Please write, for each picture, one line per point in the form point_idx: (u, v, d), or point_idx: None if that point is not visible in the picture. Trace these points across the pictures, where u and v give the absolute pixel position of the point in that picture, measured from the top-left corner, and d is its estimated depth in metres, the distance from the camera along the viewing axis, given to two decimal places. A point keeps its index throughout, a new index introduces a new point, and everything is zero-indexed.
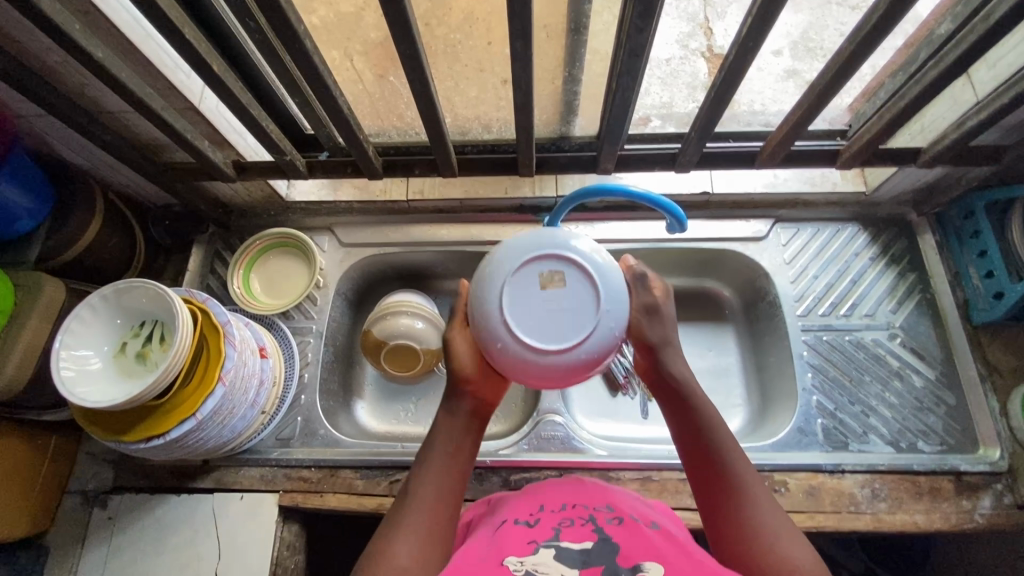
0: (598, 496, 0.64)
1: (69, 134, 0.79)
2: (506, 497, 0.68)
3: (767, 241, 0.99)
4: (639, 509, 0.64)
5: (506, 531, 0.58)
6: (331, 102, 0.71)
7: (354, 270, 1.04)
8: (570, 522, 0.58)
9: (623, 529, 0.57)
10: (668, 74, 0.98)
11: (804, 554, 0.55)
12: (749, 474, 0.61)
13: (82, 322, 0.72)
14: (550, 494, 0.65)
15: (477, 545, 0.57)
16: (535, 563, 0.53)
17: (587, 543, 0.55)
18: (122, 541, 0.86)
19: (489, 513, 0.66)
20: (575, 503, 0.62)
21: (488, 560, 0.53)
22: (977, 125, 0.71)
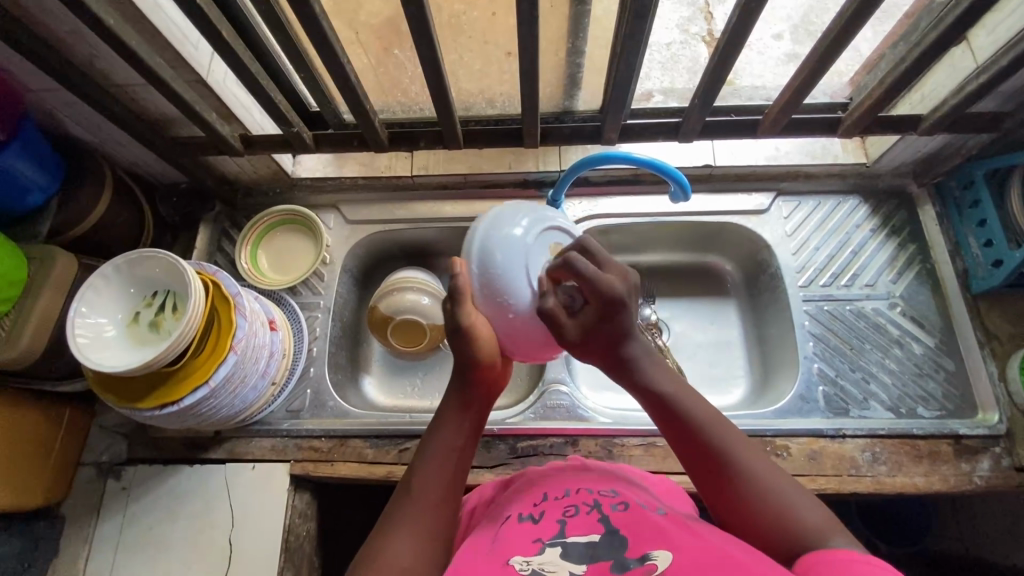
0: (602, 483, 0.64)
1: (78, 108, 0.80)
2: (512, 488, 0.69)
3: (769, 214, 1.00)
4: (645, 494, 0.64)
5: (512, 526, 0.59)
6: (338, 70, 0.72)
7: (360, 246, 1.05)
8: (575, 513, 0.59)
9: (629, 515, 0.58)
10: (669, 58, 0.99)
11: (806, 507, 0.56)
12: (737, 442, 0.60)
13: (97, 291, 0.73)
14: (553, 483, 0.65)
15: (485, 544, 0.57)
16: (543, 561, 0.54)
17: (593, 535, 0.55)
18: (137, 510, 0.88)
19: (498, 502, 0.67)
20: (578, 490, 0.63)
21: (495, 558, 0.55)
22: (977, 88, 0.72)
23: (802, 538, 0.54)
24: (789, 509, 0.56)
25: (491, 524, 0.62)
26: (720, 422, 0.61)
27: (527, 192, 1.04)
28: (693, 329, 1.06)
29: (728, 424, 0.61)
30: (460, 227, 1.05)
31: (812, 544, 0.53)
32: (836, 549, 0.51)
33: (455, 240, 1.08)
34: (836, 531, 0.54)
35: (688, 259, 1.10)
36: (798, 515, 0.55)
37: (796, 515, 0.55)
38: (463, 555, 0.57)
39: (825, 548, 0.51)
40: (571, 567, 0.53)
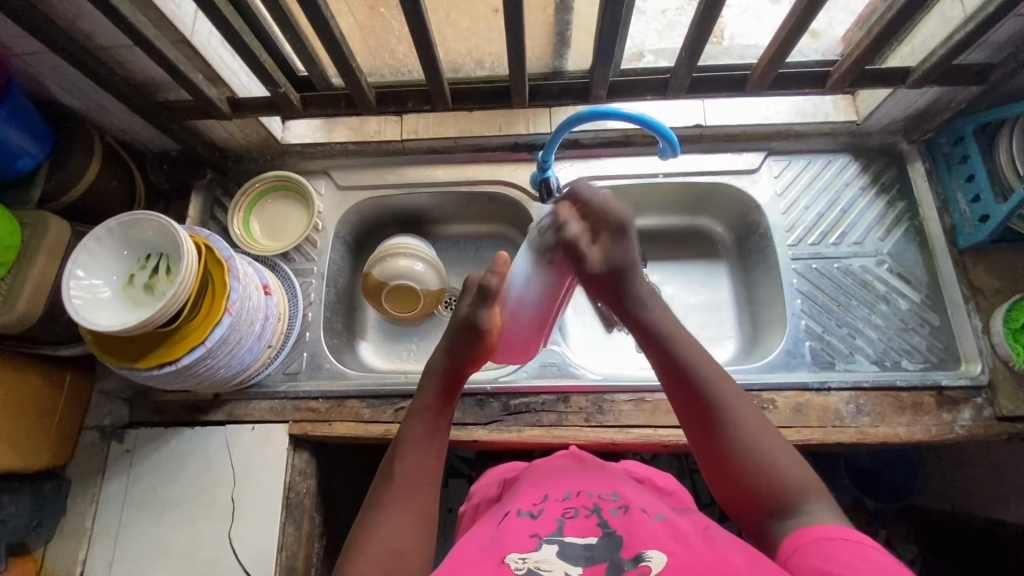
0: (604, 485, 0.67)
1: (63, 72, 0.79)
2: (516, 487, 0.71)
3: (760, 174, 1.00)
4: (646, 498, 0.66)
5: (512, 523, 0.62)
6: (323, 26, 0.71)
7: (352, 212, 1.05)
8: (575, 515, 0.62)
9: (627, 518, 0.60)
10: (666, 25, 0.97)
11: (787, 461, 0.61)
12: (732, 391, 0.66)
13: (89, 254, 0.74)
14: (557, 484, 0.68)
15: (485, 541, 0.61)
16: (539, 559, 0.56)
17: (591, 539, 0.58)
18: (142, 471, 0.91)
19: (502, 501, 0.71)
20: (579, 492, 0.66)
21: (496, 553, 0.58)
22: (964, 38, 0.72)
23: (776, 489, 0.60)
24: (771, 460, 0.62)
25: (492, 521, 0.65)
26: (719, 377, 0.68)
27: (517, 156, 1.04)
28: (684, 291, 1.07)
29: (724, 375, 0.68)
30: (451, 192, 1.05)
31: (785, 499, 0.59)
32: (815, 522, 0.56)
33: (447, 206, 1.09)
34: (812, 493, 0.59)
35: (679, 222, 1.10)
36: (778, 467, 0.61)
37: (776, 466, 0.61)
38: (463, 552, 0.60)
39: (814, 525, 0.56)
40: (568, 567, 0.55)
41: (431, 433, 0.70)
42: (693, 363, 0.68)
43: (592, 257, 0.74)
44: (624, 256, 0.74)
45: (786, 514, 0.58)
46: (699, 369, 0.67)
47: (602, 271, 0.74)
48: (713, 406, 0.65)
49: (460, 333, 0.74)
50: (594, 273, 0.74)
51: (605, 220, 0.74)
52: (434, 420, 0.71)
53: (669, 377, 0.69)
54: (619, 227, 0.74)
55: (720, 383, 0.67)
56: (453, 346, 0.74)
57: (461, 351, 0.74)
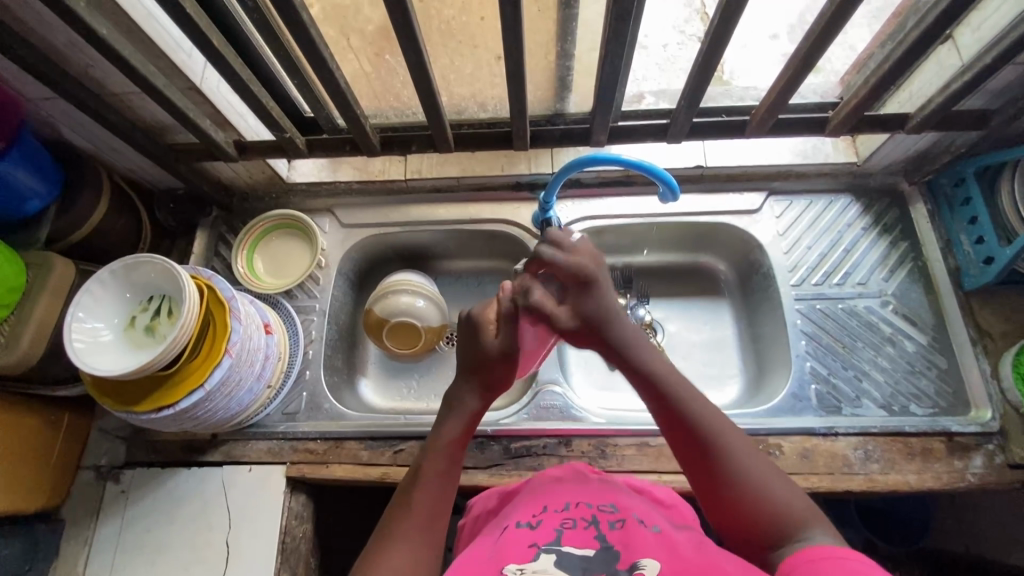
0: (601, 495, 0.65)
1: (75, 117, 0.81)
2: (514, 502, 0.70)
3: (761, 214, 1.01)
4: (645, 509, 0.64)
5: (510, 535, 0.60)
6: (328, 77, 0.72)
7: (355, 249, 1.06)
8: (572, 525, 0.60)
9: (624, 531, 0.58)
10: (666, 61, 1.00)
11: (781, 488, 0.58)
12: (717, 421, 0.63)
13: (92, 296, 0.74)
14: (557, 494, 0.67)
15: (481, 552, 0.58)
16: (536, 568, 0.54)
17: (589, 550, 0.56)
18: (136, 512, 0.89)
19: (501, 514, 0.68)
20: (578, 503, 0.64)
21: (491, 566, 0.56)
22: (961, 87, 0.73)
23: (774, 517, 0.56)
24: (765, 491, 0.58)
25: (491, 532, 0.63)
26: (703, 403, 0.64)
27: (519, 195, 1.05)
28: (687, 329, 1.06)
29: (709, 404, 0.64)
30: (453, 230, 1.06)
31: (787, 524, 0.56)
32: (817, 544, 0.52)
33: (450, 243, 1.09)
34: (812, 519, 0.56)
35: (681, 259, 1.10)
36: (771, 494, 0.58)
37: (768, 494, 0.58)
38: (458, 563, 0.58)
39: (811, 547, 0.52)
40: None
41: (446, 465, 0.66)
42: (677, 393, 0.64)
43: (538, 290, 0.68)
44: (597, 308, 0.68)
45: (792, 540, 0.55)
46: (681, 397, 0.64)
47: (573, 327, 0.68)
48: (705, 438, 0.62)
49: (480, 369, 0.69)
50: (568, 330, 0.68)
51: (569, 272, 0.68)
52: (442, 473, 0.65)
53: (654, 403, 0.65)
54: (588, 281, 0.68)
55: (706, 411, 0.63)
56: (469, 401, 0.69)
57: (487, 381, 0.69)
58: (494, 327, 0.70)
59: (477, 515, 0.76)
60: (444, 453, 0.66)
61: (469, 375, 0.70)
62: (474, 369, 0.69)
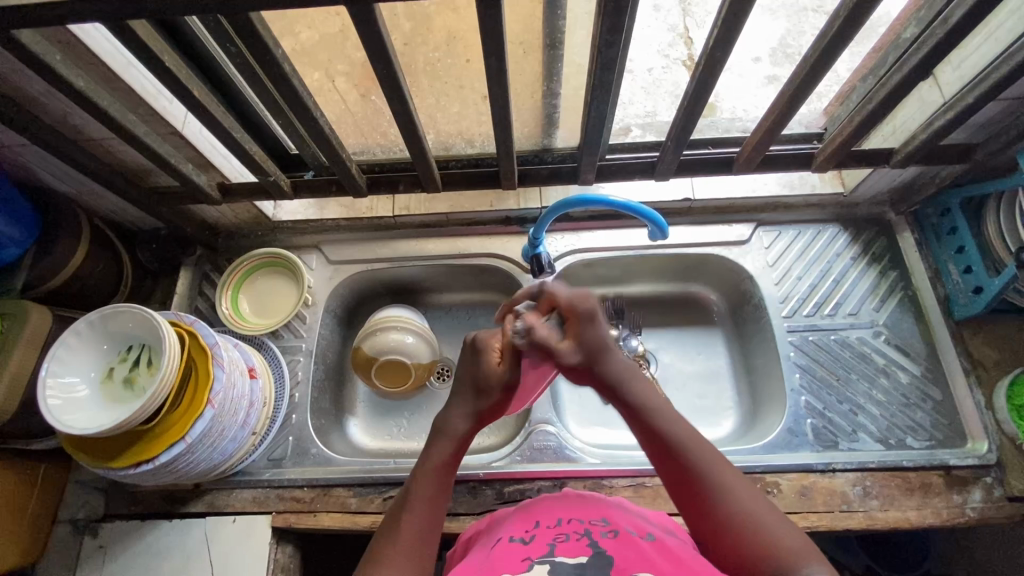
0: (593, 510, 0.62)
1: (54, 163, 0.79)
2: (501, 519, 0.66)
3: (750, 245, 1.00)
4: (633, 518, 0.62)
5: (502, 550, 0.57)
6: (312, 124, 0.71)
7: (343, 287, 1.04)
8: (565, 537, 0.57)
9: (617, 542, 0.56)
10: (650, 84, 1.00)
11: (775, 523, 0.57)
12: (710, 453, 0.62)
13: (68, 349, 0.72)
14: (549, 508, 0.64)
15: (472, 568, 0.55)
16: None
17: (582, 559, 0.53)
18: (114, 570, 0.85)
19: (491, 529, 0.66)
20: (570, 518, 0.61)
21: None
22: (945, 124, 0.74)
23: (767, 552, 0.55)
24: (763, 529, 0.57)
25: (481, 549, 0.60)
26: (697, 439, 0.63)
27: (509, 229, 1.04)
28: (680, 360, 1.05)
29: (703, 440, 0.64)
30: (442, 265, 1.04)
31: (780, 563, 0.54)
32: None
33: (438, 278, 1.08)
34: (811, 554, 0.55)
35: (673, 289, 1.09)
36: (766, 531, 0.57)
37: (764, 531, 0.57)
38: None
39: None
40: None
41: (433, 494, 0.64)
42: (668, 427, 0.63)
43: (566, 350, 0.66)
44: (598, 337, 0.67)
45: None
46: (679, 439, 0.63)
47: (576, 362, 0.66)
48: (694, 471, 0.61)
49: (492, 394, 0.67)
50: (568, 365, 0.66)
51: (573, 307, 0.67)
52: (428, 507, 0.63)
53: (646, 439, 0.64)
54: (587, 312, 0.66)
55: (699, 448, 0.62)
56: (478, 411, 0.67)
57: (486, 406, 0.67)
58: (499, 355, 0.69)
59: (465, 536, 0.71)
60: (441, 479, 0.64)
61: (466, 399, 0.68)
62: (477, 396, 0.67)
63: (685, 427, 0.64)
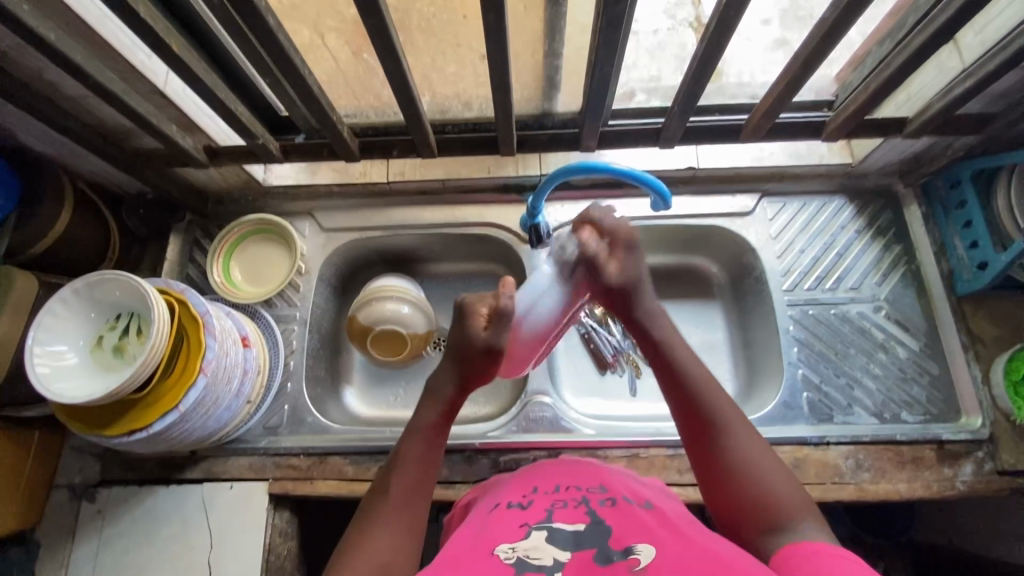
0: (592, 476, 0.62)
1: (31, 122, 0.76)
2: (499, 484, 0.67)
3: (754, 217, 0.98)
4: (631, 486, 0.62)
5: (500, 515, 0.57)
6: (299, 83, 0.68)
7: (337, 255, 1.02)
8: (563, 503, 0.57)
9: (615, 510, 0.56)
10: (656, 45, 0.93)
11: (780, 480, 0.58)
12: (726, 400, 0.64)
13: (55, 317, 0.70)
14: (546, 475, 0.63)
15: (470, 533, 0.56)
16: (528, 547, 0.51)
17: (580, 525, 0.54)
18: (113, 534, 0.86)
19: (488, 494, 0.66)
20: (568, 485, 0.61)
21: (481, 546, 0.52)
22: (963, 93, 0.70)
23: (767, 505, 0.56)
24: (767, 482, 0.58)
25: (480, 513, 0.61)
26: (718, 391, 0.64)
27: (507, 197, 1.01)
28: (678, 333, 1.04)
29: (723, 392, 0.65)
30: (437, 234, 1.02)
31: (775, 517, 0.55)
32: (806, 537, 0.52)
33: (434, 247, 1.06)
34: (807, 514, 0.55)
35: (673, 260, 1.07)
36: (770, 484, 0.58)
37: (768, 483, 0.58)
38: (451, 545, 0.55)
39: (805, 541, 0.52)
40: (557, 552, 0.51)
41: (427, 444, 0.65)
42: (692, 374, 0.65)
43: (607, 270, 0.70)
44: (635, 271, 0.71)
45: (774, 531, 0.55)
46: (698, 384, 0.64)
47: (614, 286, 0.70)
48: (712, 419, 0.62)
49: (478, 357, 0.67)
50: (608, 287, 0.70)
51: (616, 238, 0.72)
52: (420, 460, 0.64)
53: (668, 386, 0.66)
54: (630, 242, 0.71)
55: (717, 399, 0.63)
56: (468, 365, 0.68)
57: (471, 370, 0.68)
58: (486, 320, 0.68)
59: (464, 501, 0.72)
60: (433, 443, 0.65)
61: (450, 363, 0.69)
62: (464, 360, 0.68)
63: (710, 379, 0.65)
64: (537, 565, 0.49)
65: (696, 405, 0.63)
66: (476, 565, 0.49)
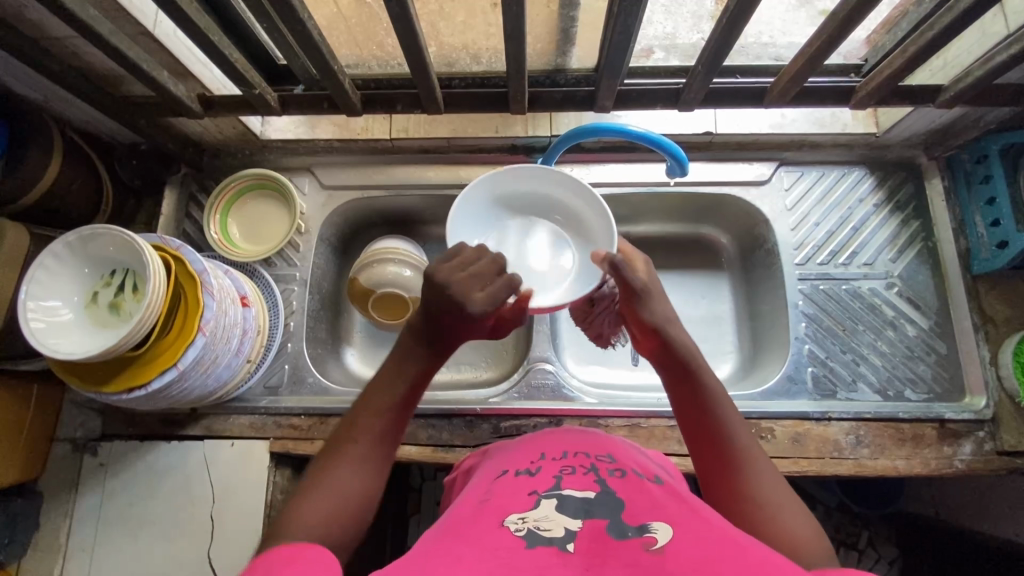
0: (600, 447, 0.62)
1: (13, 63, 0.71)
2: (504, 451, 0.66)
3: (770, 186, 0.95)
4: (641, 461, 0.62)
5: (508, 484, 0.56)
6: (299, 30, 0.63)
7: (338, 214, 0.99)
8: (572, 473, 0.56)
9: (625, 484, 0.55)
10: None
11: (793, 514, 0.52)
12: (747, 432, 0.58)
13: (47, 271, 0.68)
14: (553, 443, 0.63)
15: (476, 504, 0.54)
16: (538, 519, 0.49)
17: (590, 494, 0.52)
18: (116, 487, 0.87)
19: (493, 460, 0.66)
20: (575, 453, 0.60)
21: (489, 515, 0.51)
22: (1006, 61, 0.66)
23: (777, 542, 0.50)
24: (778, 518, 0.52)
25: (486, 481, 0.60)
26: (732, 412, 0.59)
27: (515, 158, 0.98)
28: (683, 304, 1.03)
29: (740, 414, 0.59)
30: (441, 195, 0.99)
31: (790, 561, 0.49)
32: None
33: (437, 209, 1.03)
34: (820, 550, 0.49)
35: (683, 230, 1.05)
36: (782, 520, 0.52)
37: (779, 520, 0.52)
38: (454, 514, 0.54)
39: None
40: (568, 521, 0.49)
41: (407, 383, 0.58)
42: (706, 393, 0.60)
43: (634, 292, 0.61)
44: (661, 315, 0.61)
45: None
46: (712, 405, 0.59)
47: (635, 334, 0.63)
48: (725, 446, 0.57)
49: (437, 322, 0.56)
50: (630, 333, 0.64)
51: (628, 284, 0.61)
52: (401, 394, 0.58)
53: (682, 408, 0.60)
54: (640, 288, 0.61)
55: (732, 421, 0.58)
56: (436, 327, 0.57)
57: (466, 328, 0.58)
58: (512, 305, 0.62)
59: (465, 465, 0.72)
60: (406, 380, 0.58)
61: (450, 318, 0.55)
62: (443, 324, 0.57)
63: (728, 401, 0.60)
64: (548, 536, 0.47)
65: (710, 425, 0.58)
66: (484, 534, 0.48)
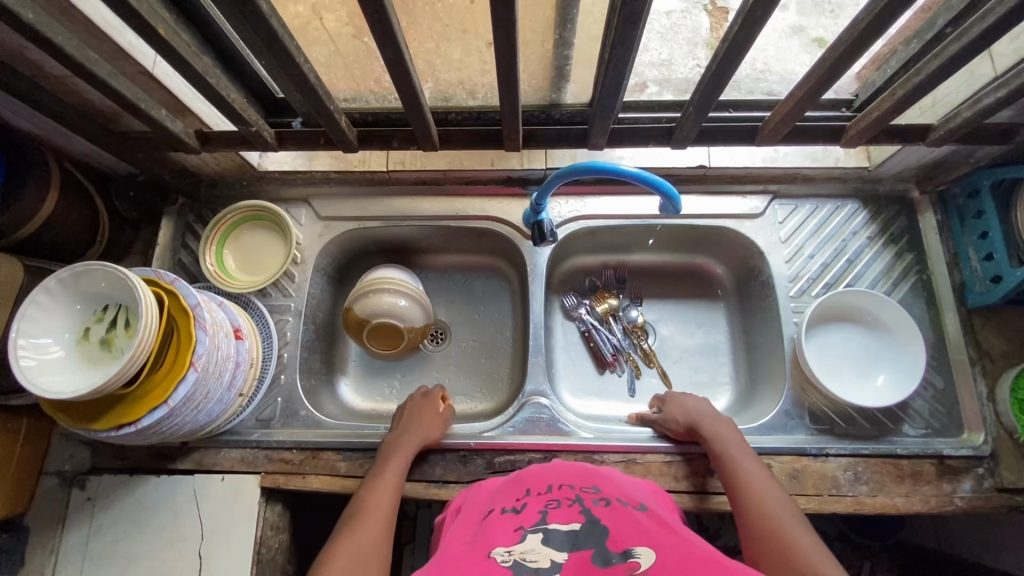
0: (586, 478, 0.62)
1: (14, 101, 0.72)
2: (495, 487, 0.66)
3: (764, 219, 0.95)
4: (629, 492, 0.62)
5: (495, 519, 0.57)
6: (294, 72, 0.64)
7: (334, 244, 0.99)
8: (557, 504, 0.57)
9: (610, 511, 0.55)
10: (669, 27, 0.90)
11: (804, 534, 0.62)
12: (766, 486, 0.69)
13: (39, 307, 0.68)
14: (539, 477, 0.64)
15: (464, 539, 0.55)
16: (525, 551, 0.50)
17: (574, 525, 0.53)
18: (103, 522, 0.86)
19: (486, 495, 0.66)
20: (561, 485, 0.61)
21: (476, 551, 0.52)
22: (995, 103, 0.67)
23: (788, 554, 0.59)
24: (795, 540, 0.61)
25: (475, 519, 0.60)
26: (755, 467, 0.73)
27: (509, 190, 0.99)
28: (679, 334, 1.03)
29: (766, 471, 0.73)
30: (438, 226, 0.99)
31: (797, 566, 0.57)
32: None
33: (434, 239, 1.03)
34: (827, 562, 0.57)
35: (677, 260, 1.05)
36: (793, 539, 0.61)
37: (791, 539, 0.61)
38: (445, 549, 0.54)
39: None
40: (553, 554, 0.50)
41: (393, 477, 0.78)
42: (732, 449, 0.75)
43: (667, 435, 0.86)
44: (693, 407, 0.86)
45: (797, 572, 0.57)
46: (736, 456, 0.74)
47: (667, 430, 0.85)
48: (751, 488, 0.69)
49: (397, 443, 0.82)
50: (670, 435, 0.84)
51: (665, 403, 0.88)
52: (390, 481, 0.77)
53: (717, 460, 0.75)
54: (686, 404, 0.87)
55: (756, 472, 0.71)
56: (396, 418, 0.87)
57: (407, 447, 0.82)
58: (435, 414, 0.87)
59: (455, 504, 0.71)
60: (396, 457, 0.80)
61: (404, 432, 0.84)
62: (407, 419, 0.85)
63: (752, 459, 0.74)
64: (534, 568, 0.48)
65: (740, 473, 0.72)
66: (470, 568, 0.48)
